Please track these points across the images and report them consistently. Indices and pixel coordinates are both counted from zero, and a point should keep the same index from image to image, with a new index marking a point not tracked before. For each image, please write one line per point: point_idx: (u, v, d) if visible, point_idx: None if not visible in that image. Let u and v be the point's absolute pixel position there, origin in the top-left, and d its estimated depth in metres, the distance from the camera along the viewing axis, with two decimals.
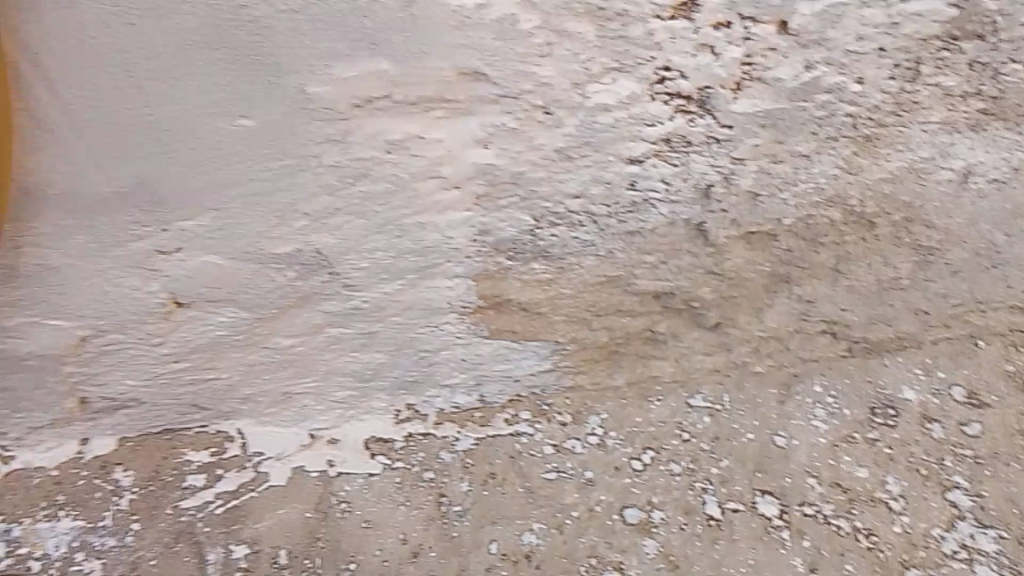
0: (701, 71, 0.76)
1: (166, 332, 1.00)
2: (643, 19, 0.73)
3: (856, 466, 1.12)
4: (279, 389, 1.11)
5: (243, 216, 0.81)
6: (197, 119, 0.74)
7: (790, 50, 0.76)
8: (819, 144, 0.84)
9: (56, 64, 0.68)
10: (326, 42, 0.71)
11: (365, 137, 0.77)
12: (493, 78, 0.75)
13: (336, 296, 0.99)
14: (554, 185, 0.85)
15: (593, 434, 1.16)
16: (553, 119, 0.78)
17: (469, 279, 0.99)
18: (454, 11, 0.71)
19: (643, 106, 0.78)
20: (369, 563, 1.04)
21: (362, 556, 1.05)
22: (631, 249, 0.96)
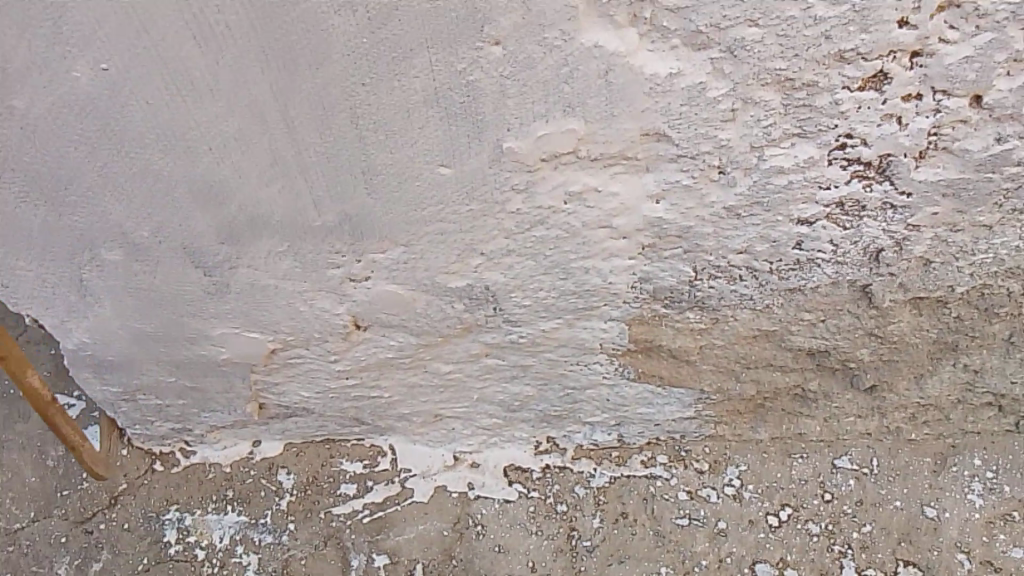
0: (885, 139, 0.74)
1: (346, 349, 1.08)
2: (831, 90, 0.71)
3: (1011, 547, 1.09)
4: (432, 410, 1.19)
5: (427, 250, 0.91)
6: (407, 166, 0.81)
7: (983, 123, 0.73)
8: (1004, 216, 0.82)
9: (296, 114, 0.76)
10: (527, 105, 0.74)
11: (549, 189, 0.82)
12: (675, 139, 0.76)
13: (496, 329, 1.03)
14: (719, 241, 0.87)
15: (729, 485, 1.18)
16: (727, 178, 0.80)
17: (623, 323, 1.01)
18: (646, 79, 0.71)
19: (820, 170, 0.78)
20: None
21: None
22: (791, 307, 0.96)
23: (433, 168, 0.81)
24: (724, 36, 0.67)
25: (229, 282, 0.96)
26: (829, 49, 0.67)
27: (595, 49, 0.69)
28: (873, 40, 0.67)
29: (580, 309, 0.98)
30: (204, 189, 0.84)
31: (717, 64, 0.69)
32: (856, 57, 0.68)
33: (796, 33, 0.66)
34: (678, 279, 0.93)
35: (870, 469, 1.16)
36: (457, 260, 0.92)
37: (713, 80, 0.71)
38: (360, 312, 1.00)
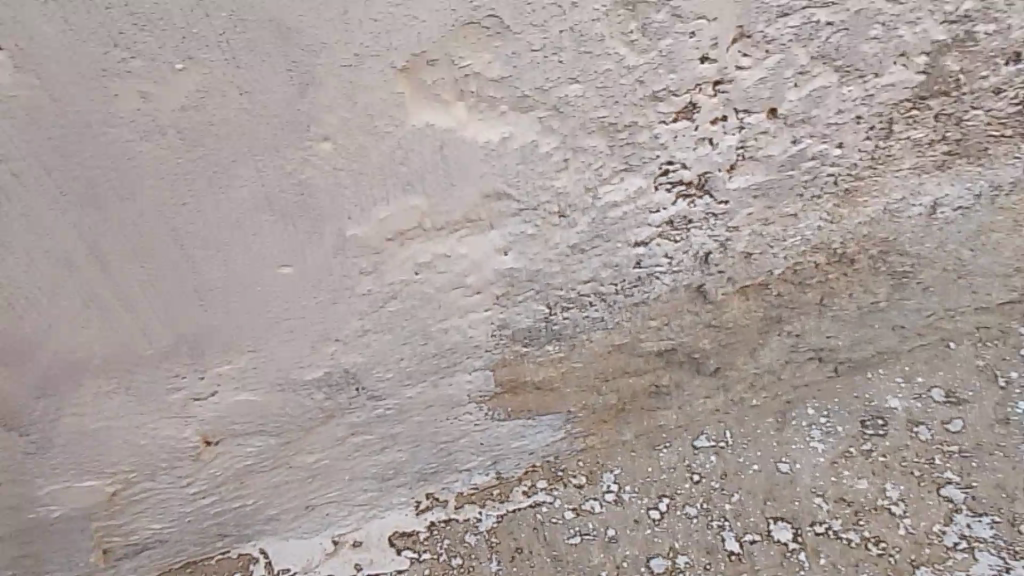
0: (701, 161, 0.80)
1: (197, 471, 0.99)
2: (651, 126, 0.75)
3: (856, 479, 1.23)
4: (303, 501, 1.13)
5: (278, 350, 0.85)
6: (244, 276, 0.74)
7: (779, 130, 0.80)
8: (804, 204, 0.91)
9: (109, 251, 0.68)
10: (366, 192, 0.70)
11: (398, 265, 0.80)
12: (515, 196, 0.77)
13: (360, 408, 0.99)
14: (568, 276, 0.90)
15: (609, 492, 1.23)
16: (568, 221, 0.82)
17: (488, 369, 1.00)
18: (480, 147, 0.70)
19: (648, 197, 0.83)
20: None
21: None
22: (639, 319, 1.01)
23: (273, 270, 0.75)
24: (549, 96, 0.68)
25: (53, 436, 0.85)
26: (644, 92, 0.71)
27: (426, 126, 0.67)
28: (681, 78, 0.71)
29: (444, 368, 0.97)
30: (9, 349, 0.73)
31: (546, 121, 0.71)
32: (668, 95, 0.72)
33: (614, 83, 0.69)
34: (534, 318, 0.94)
35: (724, 442, 1.26)
36: (312, 352, 0.87)
37: (544, 136, 0.72)
38: (210, 429, 0.92)
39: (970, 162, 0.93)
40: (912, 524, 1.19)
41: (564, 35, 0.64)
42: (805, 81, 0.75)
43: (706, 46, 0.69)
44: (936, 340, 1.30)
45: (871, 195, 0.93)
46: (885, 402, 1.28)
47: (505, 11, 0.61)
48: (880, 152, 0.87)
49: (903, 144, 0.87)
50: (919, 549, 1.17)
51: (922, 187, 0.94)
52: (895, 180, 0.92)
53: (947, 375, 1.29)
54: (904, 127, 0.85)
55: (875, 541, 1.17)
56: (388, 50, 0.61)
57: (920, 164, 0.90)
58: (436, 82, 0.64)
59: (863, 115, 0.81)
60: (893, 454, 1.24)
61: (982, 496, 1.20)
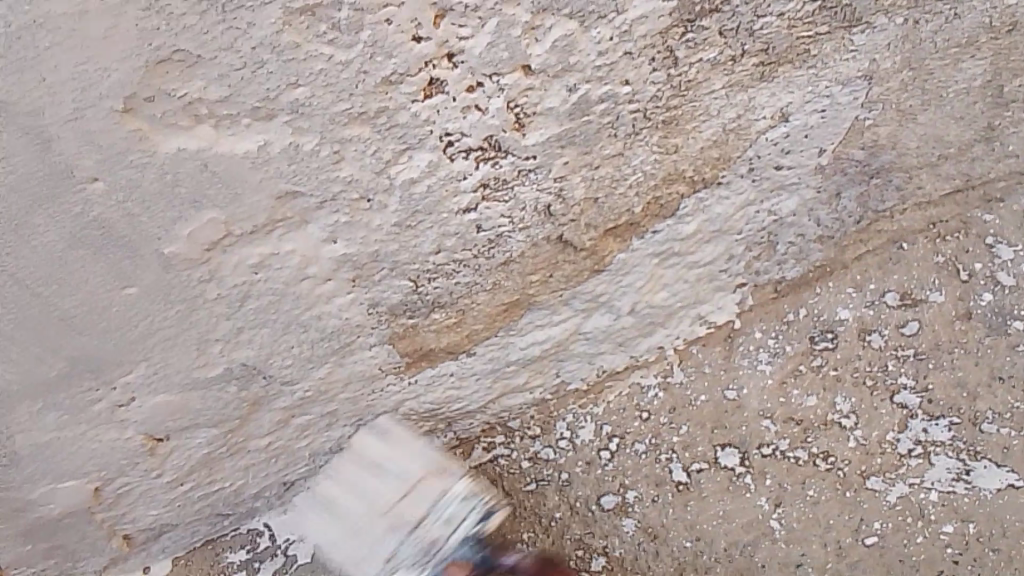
0: (478, 126, 0.84)
1: (161, 463, 1.12)
2: (405, 107, 0.79)
3: (804, 397, 1.19)
4: (278, 478, 1.25)
5: (168, 358, 0.98)
6: (95, 301, 0.87)
7: (546, 83, 0.82)
8: (625, 142, 0.92)
9: None
10: (159, 215, 0.81)
11: (233, 269, 0.89)
12: (306, 192, 0.84)
13: (280, 393, 1.10)
14: (411, 251, 0.96)
15: (563, 438, 1.25)
16: (377, 204, 0.88)
17: (386, 344, 1.09)
18: (242, 158, 0.79)
19: (447, 168, 0.87)
20: None
21: None
22: (516, 276, 1.06)
23: (119, 291, 0.87)
24: (279, 103, 0.75)
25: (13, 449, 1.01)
26: (373, 80, 0.76)
27: (180, 152, 0.76)
28: (402, 60, 0.75)
29: (340, 348, 1.06)
30: None
31: (293, 124, 0.78)
32: (400, 77, 0.77)
33: (336, 78, 0.75)
34: (402, 293, 1.01)
35: (671, 378, 1.24)
36: (200, 356, 0.99)
37: (300, 136, 0.79)
38: (149, 429, 1.06)
39: (797, 65, 0.92)
40: (864, 435, 1.18)
41: (257, 50, 0.71)
42: (542, 33, 0.78)
43: (409, 27, 0.73)
44: (883, 242, 1.18)
45: (698, 121, 0.93)
46: (835, 316, 1.20)
47: (186, 44, 0.69)
48: (677, 80, 0.87)
49: (699, 67, 0.87)
50: (870, 459, 1.17)
51: (754, 100, 0.94)
52: (718, 101, 0.92)
53: (903, 278, 1.18)
54: (689, 51, 0.85)
55: (823, 457, 1.18)
56: (101, 98, 0.70)
57: (734, 81, 0.90)
58: (163, 113, 0.73)
59: (632, 50, 0.83)
60: (844, 367, 1.19)
61: (938, 399, 1.17)
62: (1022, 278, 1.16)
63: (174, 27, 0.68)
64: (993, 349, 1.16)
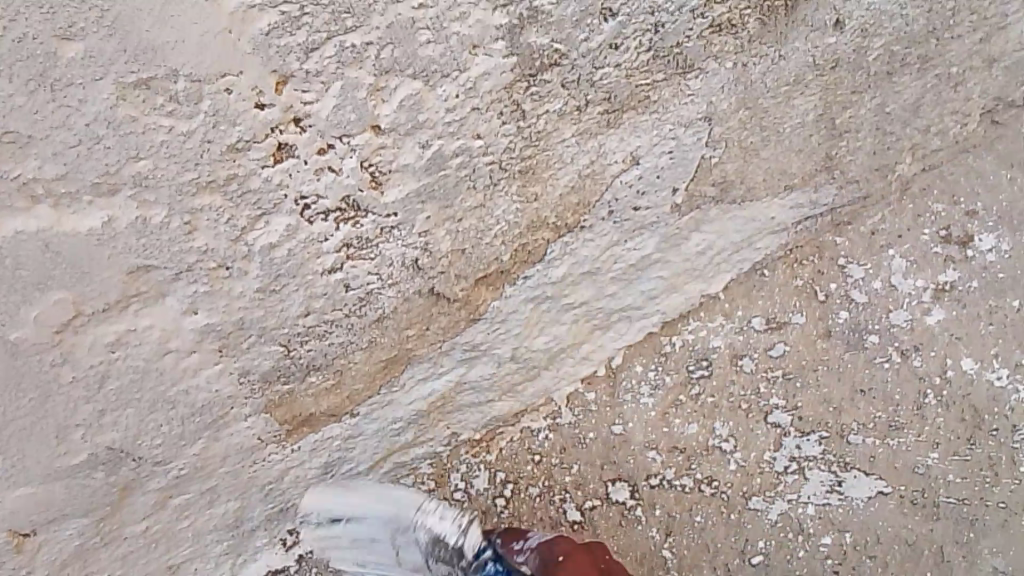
0: (334, 187, 0.84)
1: (30, 560, 1.06)
2: (255, 172, 0.79)
3: (685, 426, 1.23)
4: (161, 565, 1.19)
5: (26, 448, 0.92)
6: None
7: (399, 141, 0.84)
8: (485, 193, 0.94)
9: None
10: (2, 301, 0.77)
11: (87, 349, 0.86)
12: (159, 264, 0.82)
13: (153, 474, 1.05)
14: (278, 315, 0.94)
15: (457, 490, 1.26)
16: (236, 270, 0.87)
17: (263, 413, 1.06)
18: (87, 235, 0.76)
19: (307, 230, 0.87)
20: None
21: None
22: (392, 332, 1.06)
23: None
24: (121, 176, 0.73)
25: None
26: (219, 147, 0.75)
27: (18, 234, 0.73)
28: (248, 127, 0.75)
29: (213, 422, 1.03)
30: None
31: (139, 198, 0.76)
32: (247, 144, 0.76)
33: (179, 149, 0.74)
34: (273, 359, 0.99)
35: (558, 419, 1.25)
36: (61, 442, 0.94)
37: (147, 209, 0.77)
38: (11, 527, 1.00)
39: (640, 111, 0.97)
40: (743, 457, 1.22)
41: (93, 126, 0.69)
42: (387, 93, 0.79)
43: (252, 95, 0.73)
44: (745, 271, 1.23)
45: (553, 169, 0.96)
46: (707, 345, 1.24)
47: (16, 124, 0.67)
48: (527, 131, 0.90)
49: (548, 117, 0.90)
50: (750, 481, 1.21)
51: (605, 146, 0.98)
52: (570, 149, 0.96)
53: (767, 304, 1.23)
54: (535, 103, 0.88)
55: (707, 482, 1.22)
56: None
57: (583, 129, 0.94)
58: None
59: (480, 106, 0.85)
60: (720, 393, 1.23)
61: (807, 415, 1.21)
62: (874, 294, 1.21)
63: (1, 108, 0.66)
64: (852, 364, 1.21)
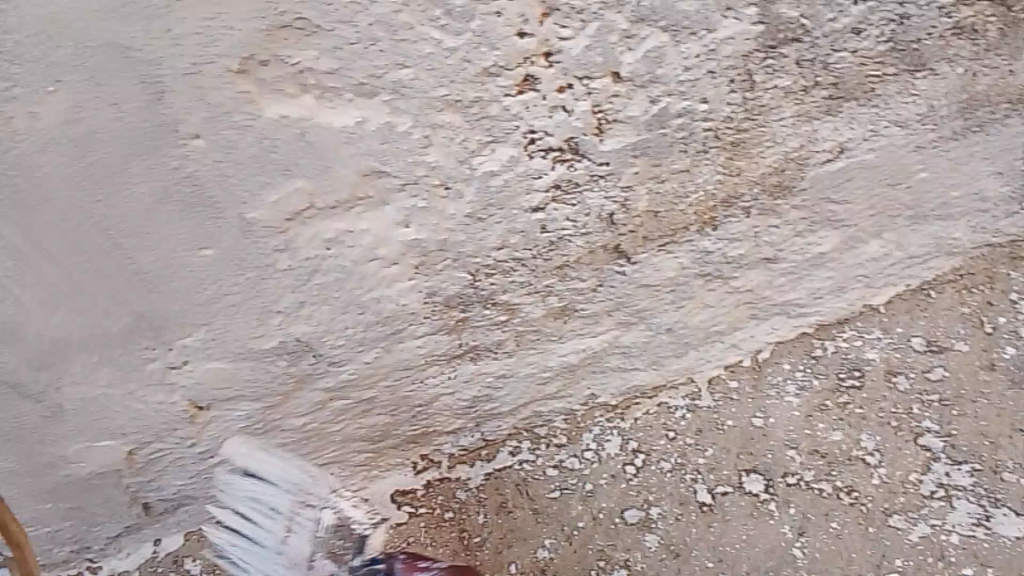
0: (561, 126, 0.88)
1: (199, 431, 1.14)
2: (497, 99, 0.84)
3: (831, 431, 1.22)
4: (304, 463, 1.26)
5: (229, 324, 0.98)
6: (172, 259, 0.87)
7: (632, 92, 0.87)
8: (694, 159, 0.96)
9: (49, 250, 0.82)
10: (250, 180, 0.83)
11: (307, 240, 0.92)
12: (392, 171, 0.88)
13: (326, 373, 1.12)
14: (476, 243, 0.99)
15: (589, 450, 1.28)
16: (454, 192, 0.92)
17: (435, 335, 1.12)
18: (339, 131, 0.82)
19: (526, 164, 0.91)
20: (567, 551, 1.19)
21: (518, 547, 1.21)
22: (569, 283, 1.09)
23: (198, 253, 0.88)
24: (384, 81, 0.79)
25: (60, 402, 1.00)
26: (474, 68, 0.81)
27: (283, 118, 0.79)
28: (505, 53, 0.80)
29: (391, 334, 1.09)
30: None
31: (392, 104, 0.81)
32: (499, 69, 0.81)
33: (441, 63, 0.79)
34: (460, 286, 1.05)
35: (699, 401, 1.28)
36: (259, 323, 1.00)
37: (396, 118, 0.82)
38: (194, 396, 1.06)
39: (861, 103, 0.98)
40: (888, 473, 1.18)
41: (374, 27, 0.76)
42: (636, 43, 0.84)
43: (517, 22, 0.79)
44: (913, 291, 1.29)
45: (764, 145, 0.97)
46: (863, 355, 1.27)
47: (310, 12, 0.74)
48: (751, 103, 0.92)
49: (773, 93, 0.92)
50: (893, 498, 1.17)
51: (819, 131, 0.99)
52: (784, 128, 0.97)
53: (930, 325, 1.27)
54: (766, 76, 0.90)
55: (847, 491, 1.18)
56: (219, 56, 0.74)
57: (803, 111, 0.95)
58: (275, 78, 0.77)
59: (715, 69, 0.88)
60: (870, 405, 1.23)
61: (962, 444, 1.19)
62: None
63: None
64: (1015, 402, 1.20)
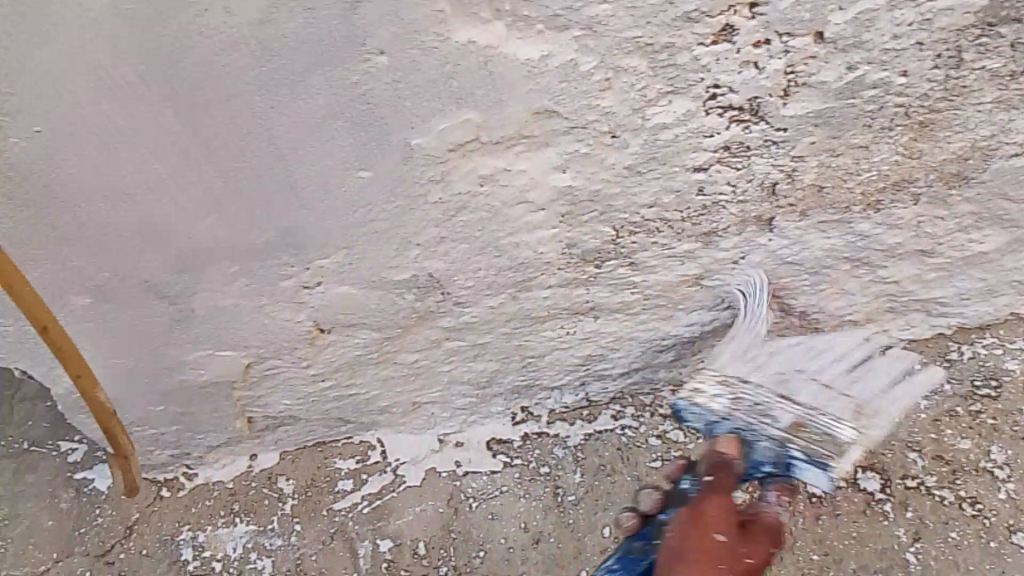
0: (748, 83, 0.84)
1: (315, 353, 1.13)
2: (689, 48, 0.80)
3: (958, 439, 1.17)
4: (408, 399, 1.25)
5: (369, 249, 0.98)
6: (328, 175, 0.87)
7: (831, 55, 0.83)
8: (875, 135, 0.91)
9: (217, 146, 0.83)
10: (423, 105, 0.81)
11: (462, 175, 0.90)
12: (563, 114, 0.84)
13: (448, 313, 1.10)
14: (629, 198, 0.95)
15: (694, 425, 1.25)
16: (619, 141, 0.88)
17: (563, 288, 1.08)
18: (523, 65, 0.79)
19: (700, 120, 0.87)
20: None
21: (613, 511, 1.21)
22: (712, 251, 1.04)
23: (354, 173, 0.88)
24: (580, 15, 0.76)
25: (193, 307, 1.01)
26: (676, 12, 0.77)
27: (469, 44, 0.77)
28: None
29: (520, 281, 1.06)
30: (147, 232, 0.91)
31: (581, 42, 0.78)
32: (701, 15, 0.78)
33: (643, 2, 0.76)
34: (601, 240, 1.01)
35: None
36: (398, 254, 0.99)
37: (582, 56, 0.79)
38: (320, 318, 1.06)
39: None
40: (1016, 488, 1.14)
41: None
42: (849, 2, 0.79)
43: None
44: None
45: (951, 129, 0.92)
46: (1001, 364, 1.20)
47: None
48: (952, 82, 0.86)
49: (980, 75, 0.86)
50: (1019, 515, 1.12)
51: (1014, 123, 0.92)
52: (980, 114, 0.91)
53: None
54: (977, 55, 0.84)
55: (970, 501, 1.14)
56: None
57: (1004, 98, 0.89)
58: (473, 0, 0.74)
59: (924, 41, 0.82)
60: (1004, 419, 1.17)
61: None
62: None
63: None
64: None
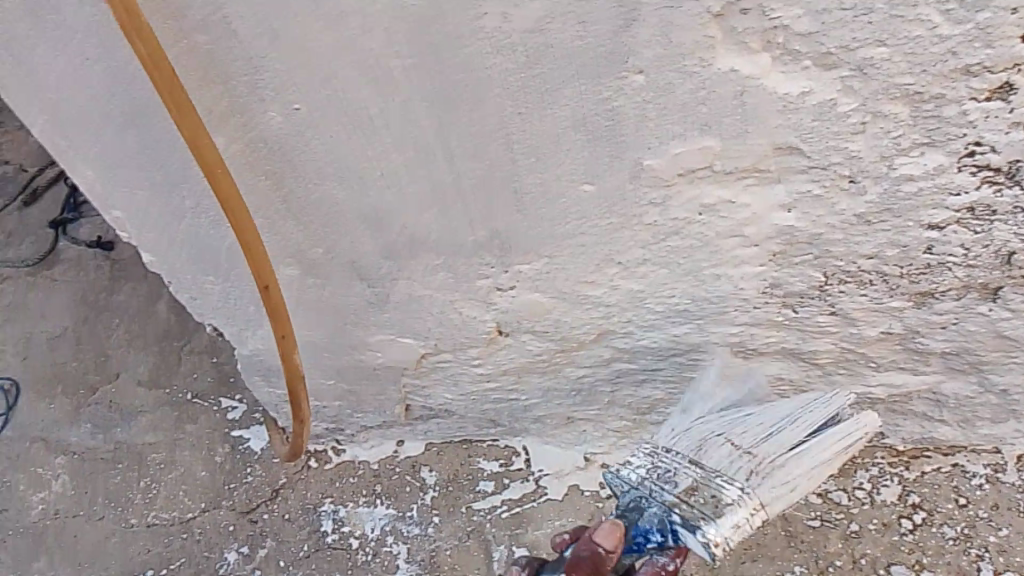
0: (1014, 146, 0.80)
1: (489, 353, 1.14)
2: (959, 100, 0.77)
3: None
4: (564, 412, 1.24)
5: (570, 262, 0.98)
6: (552, 186, 0.89)
7: None
8: None
9: (457, 145, 0.86)
10: (667, 126, 0.81)
11: (683, 201, 0.89)
12: (806, 151, 0.82)
13: (627, 334, 1.08)
14: (850, 246, 0.91)
15: (860, 488, 1.19)
16: (857, 186, 0.85)
17: (752, 328, 1.04)
18: (779, 98, 0.78)
19: (949, 176, 0.83)
20: None
21: (763, 561, 1.15)
22: (924, 313, 0.99)
23: (576, 186, 0.89)
24: (853, 55, 0.74)
25: (389, 292, 1.05)
26: (954, 63, 0.74)
27: (730, 73, 0.76)
28: (998, 53, 0.73)
29: (709, 315, 1.03)
30: (369, 215, 0.94)
31: (846, 81, 0.76)
32: (981, 69, 0.74)
33: (923, 50, 0.73)
34: (808, 284, 0.97)
35: (1002, 474, 1.17)
36: (596, 269, 0.99)
37: (843, 96, 0.77)
38: (503, 319, 1.08)
39: None
40: None
41: None
42: None
43: None
44: None
45: None
46: None
47: None
48: None
49: None
50: None
51: None
52: None
53: None
54: None
55: None
56: None
57: None
58: (747, 30, 0.73)
59: None
60: None
61: None
62: None
63: None
64: None
